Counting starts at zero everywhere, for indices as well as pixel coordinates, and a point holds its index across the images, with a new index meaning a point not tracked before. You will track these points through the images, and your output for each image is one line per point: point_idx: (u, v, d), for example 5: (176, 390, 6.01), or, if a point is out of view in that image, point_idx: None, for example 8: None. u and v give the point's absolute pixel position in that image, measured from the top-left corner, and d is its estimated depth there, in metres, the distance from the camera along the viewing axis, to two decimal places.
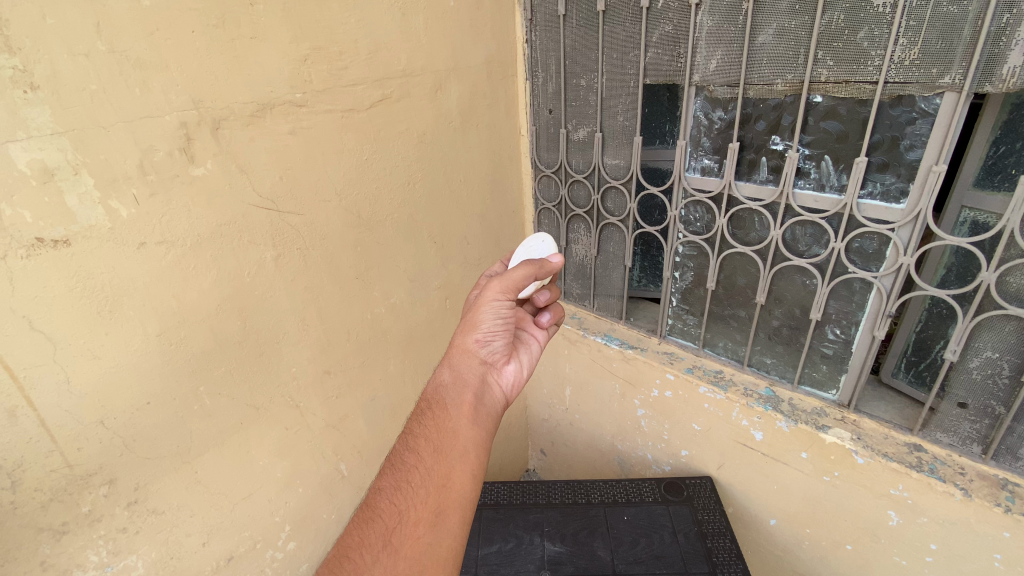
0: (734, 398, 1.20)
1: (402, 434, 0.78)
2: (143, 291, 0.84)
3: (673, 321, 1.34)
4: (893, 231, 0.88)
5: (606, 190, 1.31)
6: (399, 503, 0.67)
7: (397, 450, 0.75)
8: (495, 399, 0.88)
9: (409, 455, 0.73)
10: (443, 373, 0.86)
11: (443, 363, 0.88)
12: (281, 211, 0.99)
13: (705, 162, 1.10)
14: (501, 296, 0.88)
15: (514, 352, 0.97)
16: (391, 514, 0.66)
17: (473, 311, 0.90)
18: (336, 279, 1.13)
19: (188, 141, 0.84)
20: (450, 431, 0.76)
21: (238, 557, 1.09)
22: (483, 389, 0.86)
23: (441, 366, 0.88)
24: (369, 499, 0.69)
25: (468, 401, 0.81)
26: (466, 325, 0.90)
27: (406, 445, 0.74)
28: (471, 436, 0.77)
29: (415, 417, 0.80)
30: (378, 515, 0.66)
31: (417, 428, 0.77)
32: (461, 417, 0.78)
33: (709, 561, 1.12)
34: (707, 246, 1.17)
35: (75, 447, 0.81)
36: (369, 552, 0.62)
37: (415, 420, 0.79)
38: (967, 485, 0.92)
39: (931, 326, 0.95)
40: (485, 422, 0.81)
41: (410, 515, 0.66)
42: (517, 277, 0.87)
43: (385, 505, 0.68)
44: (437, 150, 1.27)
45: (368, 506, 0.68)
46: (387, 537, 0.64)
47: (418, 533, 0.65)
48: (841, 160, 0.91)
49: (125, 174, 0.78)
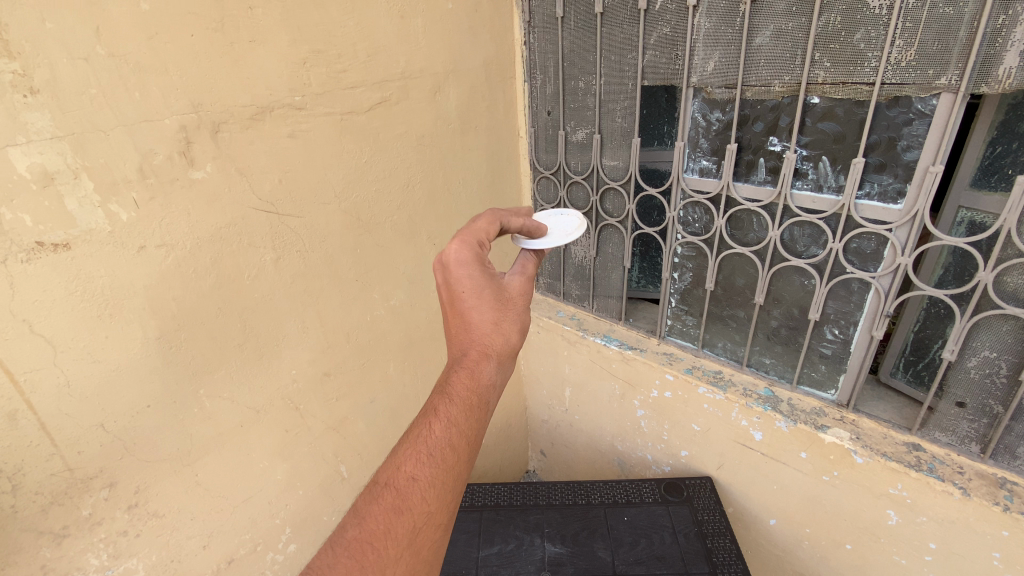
0: (734, 398, 1.20)
1: (444, 418, 0.66)
2: (143, 294, 0.84)
3: (673, 321, 1.34)
4: (891, 232, 0.89)
5: (605, 190, 1.31)
6: (431, 502, 0.62)
7: (436, 437, 0.64)
8: None
9: (451, 452, 0.64)
10: (493, 370, 0.73)
11: (490, 359, 0.74)
12: (281, 214, 1.00)
13: (704, 163, 1.10)
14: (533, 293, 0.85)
15: None
16: (421, 511, 0.61)
17: (520, 307, 0.80)
18: (336, 281, 1.13)
19: (188, 144, 0.84)
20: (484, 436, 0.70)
21: (239, 559, 1.09)
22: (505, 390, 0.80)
23: (489, 360, 0.73)
24: (402, 484, 0.61)
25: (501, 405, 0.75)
26: (513, 318, 0.78)
27: (449, 438, 0.65)
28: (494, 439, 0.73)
29: (460, 405, 0.68)
30: (409, 508, 0.60)
31: (464, 421, 0.67)
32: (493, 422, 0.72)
33: (710, 561, 1.12)
34: (706, 246, 1.17)
35: (76, 450, 0.81)
36: (394, 548, 0.59)
37: (462, 413, 0.67)
38: (965, 484, 0.92)
39: (929, 326, 0.96)
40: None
41: (437, 518, 0.62)
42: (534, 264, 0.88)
43: (416, 500, 0.61)
44: (436, 151, 1.28)
45: (399, 492, 0.61)
46: (413, 535, 0.60)
47: (439, 534, 0.62)
48: (838, 161, 0.91)
49: (125, 177, 0.78)
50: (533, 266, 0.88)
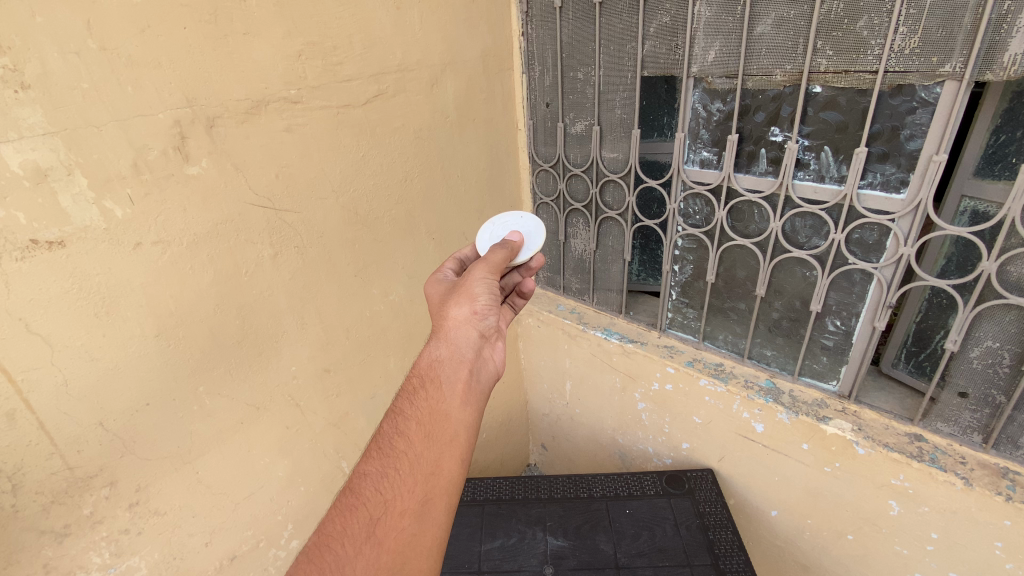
0: (735, 390, 1.19)
1: (391, 414, 0.72)
2: (140, 291, 0.83)
3: (673, 315, 1.34)
4: (893, 222, 0.88)
5: (605, 183, 1.30)
6: (386, 491, 0.63)
7: (385, 432, 0.70)
8: (488, 375, 0.82)
9: (399, 438, 0.68)
10: (437, 347, 0.79)
11: (434, 338, 0.81)
12: (278, 209, 0.99)
13: (704, 154, 1.09)
14: (491, 274, 0.88)
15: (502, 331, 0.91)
16: (376, 503, 0.62)
17: (466, 288, 0.85)
18: (335, 277, 1.12)
19: (182, 139, 0.83)
20: (442, 413, 0.71)
21: (242, 556, 1.09)
22: (479, 367, 0.80)
23: (435, 339, 0.81)
24: (352, 483, 0.65)
25: (464, 379, 0.77)
26: (458, 300, 0.84)
27: (396, 427, 0.69)
28: (463, 418, 0.73)
29: (406, 394, 0.74)
30: (362, 502, 0.62)
31: (407, 408, 0.71)
32: (456, 396, 0.74)
33: (712, 553, 1.13)
34: (707, 238, 1.16)
35: (75, 449, 0.81)
36: (351, 543, 0.59)
37: (406, 402, 0.72)
38: (968, 474, 0.92)
39: (930, 317, 0.95)
40: (477, 401, 0.76)
41: (397, 504, 0.62)
42: (499, 257, 0.90)
43: (370, 492, 0.63)
44: (434, 145, 1.26)
45: (352, 492, 0.64)
46: (372, 528, 0.60)
47: (403, 521, 0.62)
48: (841, 151, 0.90)
49: (119, 173, 0.77)
50: (501, 256, 0.91)
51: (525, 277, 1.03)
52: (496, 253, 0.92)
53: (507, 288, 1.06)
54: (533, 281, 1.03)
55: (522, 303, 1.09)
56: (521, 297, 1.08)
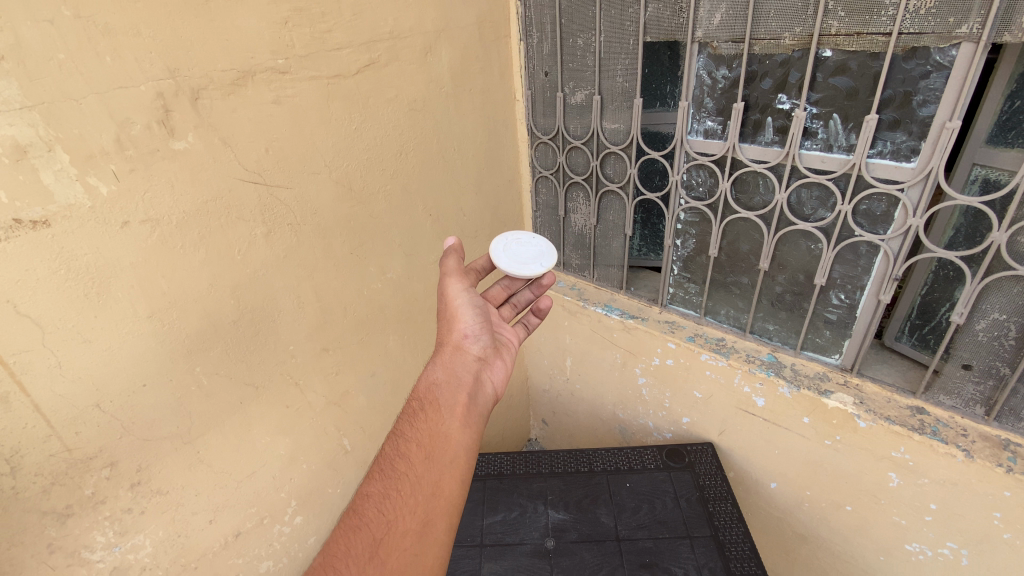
0: (736, 364, 1.18)
1: (392, 436, 0.73)
2: (131, 271, 0.81)
3: (674, 290, 1.32)
4: (903, 191, 0.86)
5: (605, 155, 1.27)
6: (388, 512, 0.64)
7: (386, 453, 0.71)
8: (487, 396, 0.86)
9: (400, 460, 0.69)
10: (435, 370, 0.84)
11: (432, 362, 0.86)
12: (269, 185, 0.96)
13: (708, 124, 1.06)
14: (470, 290, 0.94)
15: (498, 352, 0.96)
16: (378, 523, 0.63)
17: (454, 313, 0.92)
18: (330, 255, 1.10)
19: (166, 113, 0.80)
20: (442, 435, 0.73)
21: (246, 532, 1.10)
22: (477, 388, 0.84)
23: (433, 363, 0.85)
24: (355, 504, 0.65)
25: (462, 402, 0.79)
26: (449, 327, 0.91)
27: (397, 449, 0.71)
28: (462, 439, 0.75)
29: (407, 416, 0.76)
30: (365, 522, 0.63)
31: (408, 429, 0.73)
32: (456, 417, 0.76)
33: (711, 524, 1.14)
34: (710, 212, 1.13)
35: (74, 431, 0.81)
36: (355, 563, 0.59)
37: (407, 424, 0.74)
38: (968, 446, 0.91)
39: (936, 289, 0.94)
40: (477, 422, 0.79)
41: (398, 525, 0.63)
42: (461, 266, 0.96)
43: (373, 513, 0.64)
44: (429, 117, 1.22)
45: (354, 513, 0.64)
46: (375, 548, 0.61)
47: (406, 543, 0.62)
48: (850, 119, 0.87)
49: (102, 148, 0.75)
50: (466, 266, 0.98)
51: (537, 293, 1.13)
52: (461, 263, 0.97)
53: (519, 306, 1.13)
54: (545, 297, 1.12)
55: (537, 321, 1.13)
56: (536, 316, 1.11)
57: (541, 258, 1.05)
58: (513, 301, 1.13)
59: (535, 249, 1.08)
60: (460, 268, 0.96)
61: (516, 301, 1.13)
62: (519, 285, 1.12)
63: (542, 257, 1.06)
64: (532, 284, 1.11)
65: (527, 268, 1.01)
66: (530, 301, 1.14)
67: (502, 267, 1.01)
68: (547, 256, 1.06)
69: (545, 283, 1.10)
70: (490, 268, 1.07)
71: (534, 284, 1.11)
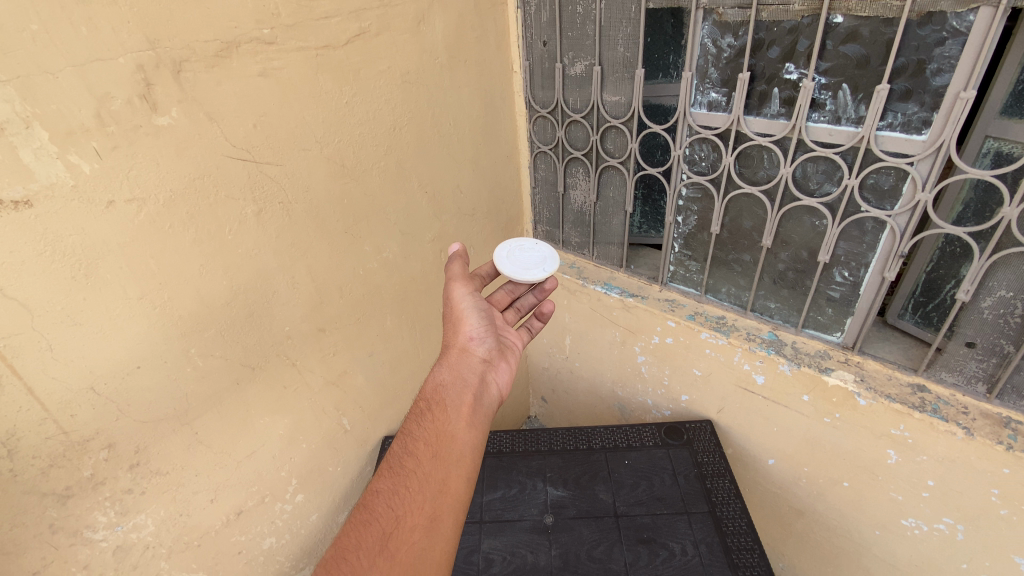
0: (736, 343, 1.17)
1: (400, 435, 0.73)
2: (119, 252, 0.80)
3: (675, 267, 1.29)
4: (912, 165, 0.83)
5: (605, 130, 1.23)
6: (397, 507, 0.64)
7: (394, 451, 0.71)
8: (493, 397, 0.85)
9: (408, 458, 0.69)
10: (441, 372, 0.83)
11: (438, 364, 0.85)
12: (258, 162, 0.93)
13: (712, 96, 1.02)
14: (474, 293, 0.94)
15: (504, 354, 0.95)
16: (388, 518, 0.63)
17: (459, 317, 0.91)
18: (324, 233, 1.08)
19: (148, 86, 0.76)
20: (448, 434, 0.72)
21: (248, 510, 1.11)
22: (483, 389, 0.84)
23: (439, 365, 0.85)
24: (365, 501, 0.65)
25: (469, 402, 0.79)
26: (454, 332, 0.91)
27: (405, 447, 0.70)
28: (469, 439, 0.74)
29: (414, 416, 0.75)
30: (375, 517, 0.63)
31: (416, 429, 0.73)
32: (462, 417, 0.75)
33: (709, 501, 1.14)
34: (713, 187, 1.10)
35: (69, 413, 0.80)
36: (365, 556, 0.59)
37: (415, 423, 0.74)
38: (969, 424, 0.90)
39: (942, 266, 0.92)
40: (483, 421, 0.78)
41: (406, 520, 0.63)
42: (464, 269, 0.96)
43: (382, 508, 0.64)
44: (423, 90, 1.18)
45: (364, 508, 0.64)
46: (384, 541, 0.61)
47: (415, 539, 0.62)
48: (859, 90, 0.84)
49: (82, 125, 0.72)
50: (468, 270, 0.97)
51: (540, 297, 1.11)
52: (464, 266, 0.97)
53: (523, 310, 1.12)
54: (549, 302, 1.11)
55: (540, 326, 1.12)
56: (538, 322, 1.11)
57: (546, 263, 1.06)
58: (517, 304, 1.11)
59: (539, 254, 1.08)
60: (466, 274, 0.96)
61: (521, 305, 1.12)
62: (522, 289, 1.10)
63: (547, 262, 1.06)
64: (535, 288, 1.10)
65: (531, 274, 1.02)
66: (534, 305, 1.13)
67: (507, 273, 1.02)
68: (551, 261, 1.07)
69: (548, 288, 1.10)
70: (495, 274, 1.08)
71: (538, 290, 1.10)
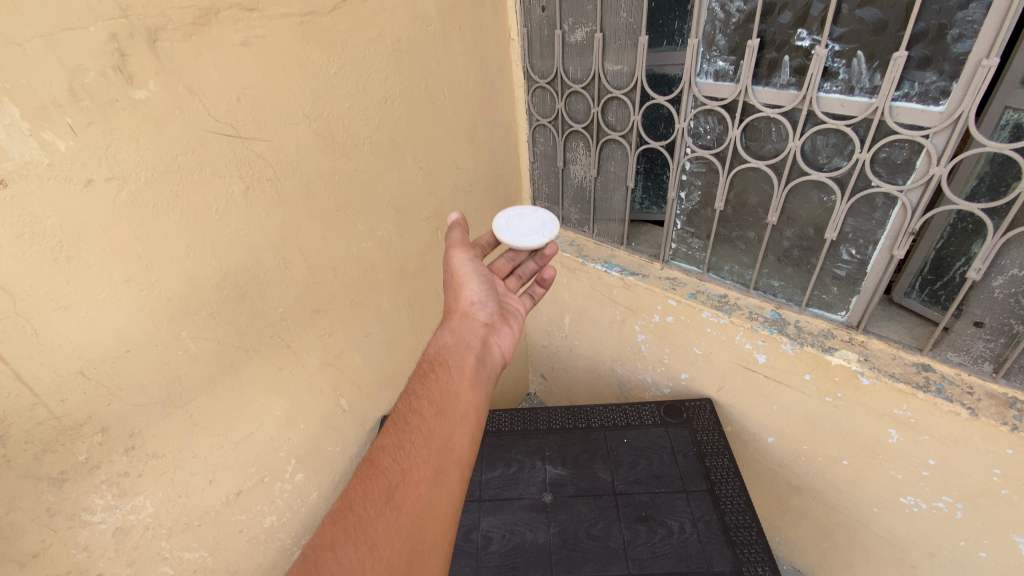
0: (739, 321, 1.14)
1: (405, 394, 0.74)
2: (100, 233, 0.77)
3: (677, 245, 1.26)
4: (927, 138, 0.80)
5: (607, 101, 1.19)
6: (403, 461, 0.66)
7: (399, 409, 0.72)
8: (495, 362, 0.87)
9: (414, 415, 0.71)
10: (444, 336, 0.84)
11: (441, 328, 0.87)
12: (244, 137, 0.89)
13: (719, 65, 0.97)
14: (475, 258, 0.92)
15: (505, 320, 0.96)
16: (395, 471, 0.65)
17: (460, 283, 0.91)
18: (315, 212, 1.04)
19: (122, 58, 0.72)
20: (451, 395, 0.74)
21: (248, 490, 1.11)
22: (485, 352, 0.85)
23: (441, 329, 0.86)
24: (372, 455, 0.67)
25: (470, 364, 0.81)
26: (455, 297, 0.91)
27: (409, 405, 0.72)
28: (472, 398, 0.76)
29: (418, 377, 0.77)
30: (382, 470, 0.65)
31: (420, 388, 0.74)
32: (464, 378, 0.77)
33: (708, 478, 1.15)
34: (718, 161, 1.06)
35: (59, 398, 0.79)
36: (373, 506, 0.61)
37: (419, 383, 0.75)
38: (974, 404, 0.89)
39: (953, 243, 0.89)
40: (485, 383, 0.80)
41: (412, 473, 0.65)
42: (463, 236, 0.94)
43: (388, 463, 0.65)
44: (416, 60, 1.13)
45: (371, 463, 0.65)
46: (391, 492, 0.63)
47: (422, 490, 0.64)
48: (875, 58, 0.79)
49: (54, 100, 0.68)
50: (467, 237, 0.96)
51: (542, 263, 1.08)
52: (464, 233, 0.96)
53: (524, 277, 1.11)
54: (551, 268, 1.08)
55: (543, 292, 1.10)
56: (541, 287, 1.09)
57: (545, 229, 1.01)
58: (518, 272, 1.09)
59: (535, 220, 1.03)
60: (466, 241, 0.93)
61: (522, 272, 1.10)
62: (523, 256, 1.08)
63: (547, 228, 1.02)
64: (535, 255, 1.06)
65: (529, 240, 0.98)
66: (536, 272, 1.11)
67: (506, 240, 0.99)
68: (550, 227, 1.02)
69: (547, 254, 1.05)
70: (494, 243, 1.07)
71: (539, 256, 1.07)
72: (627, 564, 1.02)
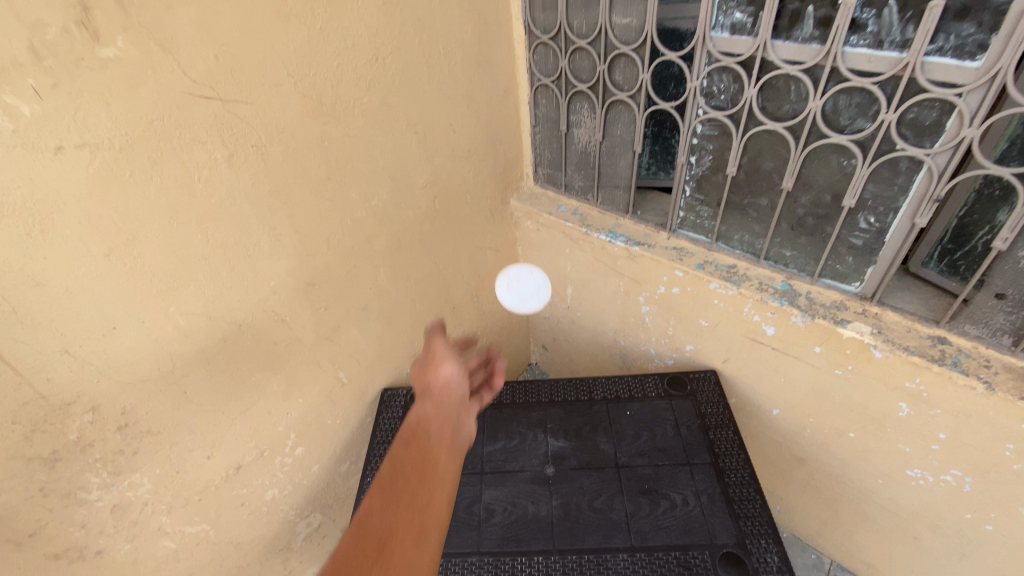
0: (748, 293, 1.09)
1: (388, 459, 0.68)
2: (76, 206, 0.72)
3: (685, 213, 1.19)
4: (961, 97, 0.74)
5: (614, 59, 1.11)
6: (388, 521, 0.60)
7: (382, 474, 0.66)
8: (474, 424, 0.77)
9: (396, 477, 0.65)
10: (424, 405, 0.75)
11: (418, 400, 0.77)
12: (224, 99, 0.82)
13: (737, 17, 0.90)
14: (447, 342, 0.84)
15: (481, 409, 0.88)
16: (379, 532, 0.59)
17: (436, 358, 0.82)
18: (304, 180, 0.98)
19: (85, 11, 0.66)
20: (433, 458, 0.68)
21: (247, 465, 1.10)
22: (467, 418, 0.76)
23: (420, 399, 0.77)
24: (358, 515, 0.61)
25: (449, 431, 0.72)
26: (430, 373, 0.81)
27: (390, 471, 0.66)
28: (453, 463, 0.69)
29: (395, 447, 0.70)
30: (368, 532, 0.59)
31: (404, 455, 0.68)
32: (445, 443, 0.70)
33: (711, 451, 1.13)
34: (732, 124, 1.00)
35: (45, 378, 0.76)
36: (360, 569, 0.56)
37: (397, 452, 0.69)
38: (991, 378, 0.86)
39: (977, 210, 0.84)
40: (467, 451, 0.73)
41: (397, 532, 0.59)
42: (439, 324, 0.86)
43: (375, 524, 0.60)
44: (408, 12, 1.03)
45: (358, 524, 0.60)
46: (378, 548, 0.58)
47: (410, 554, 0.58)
48: (908, 7, 0.73)
49: (13, 59, 0.62)
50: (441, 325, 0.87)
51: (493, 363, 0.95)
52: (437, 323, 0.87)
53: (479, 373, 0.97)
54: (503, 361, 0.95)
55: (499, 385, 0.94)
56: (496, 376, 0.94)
57: None
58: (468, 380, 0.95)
59: (534, 281, 1.62)
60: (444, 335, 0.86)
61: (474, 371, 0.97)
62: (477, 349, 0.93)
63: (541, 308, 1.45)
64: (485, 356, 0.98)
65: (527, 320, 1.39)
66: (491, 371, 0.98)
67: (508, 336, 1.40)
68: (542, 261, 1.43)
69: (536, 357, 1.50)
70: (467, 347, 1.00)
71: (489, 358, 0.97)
72: (629, 536, 1.02)
